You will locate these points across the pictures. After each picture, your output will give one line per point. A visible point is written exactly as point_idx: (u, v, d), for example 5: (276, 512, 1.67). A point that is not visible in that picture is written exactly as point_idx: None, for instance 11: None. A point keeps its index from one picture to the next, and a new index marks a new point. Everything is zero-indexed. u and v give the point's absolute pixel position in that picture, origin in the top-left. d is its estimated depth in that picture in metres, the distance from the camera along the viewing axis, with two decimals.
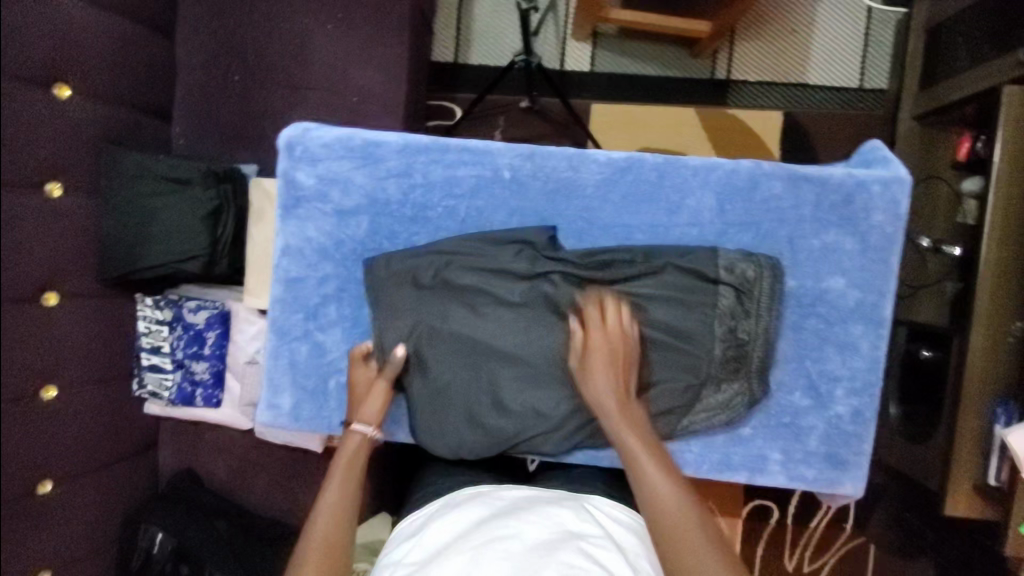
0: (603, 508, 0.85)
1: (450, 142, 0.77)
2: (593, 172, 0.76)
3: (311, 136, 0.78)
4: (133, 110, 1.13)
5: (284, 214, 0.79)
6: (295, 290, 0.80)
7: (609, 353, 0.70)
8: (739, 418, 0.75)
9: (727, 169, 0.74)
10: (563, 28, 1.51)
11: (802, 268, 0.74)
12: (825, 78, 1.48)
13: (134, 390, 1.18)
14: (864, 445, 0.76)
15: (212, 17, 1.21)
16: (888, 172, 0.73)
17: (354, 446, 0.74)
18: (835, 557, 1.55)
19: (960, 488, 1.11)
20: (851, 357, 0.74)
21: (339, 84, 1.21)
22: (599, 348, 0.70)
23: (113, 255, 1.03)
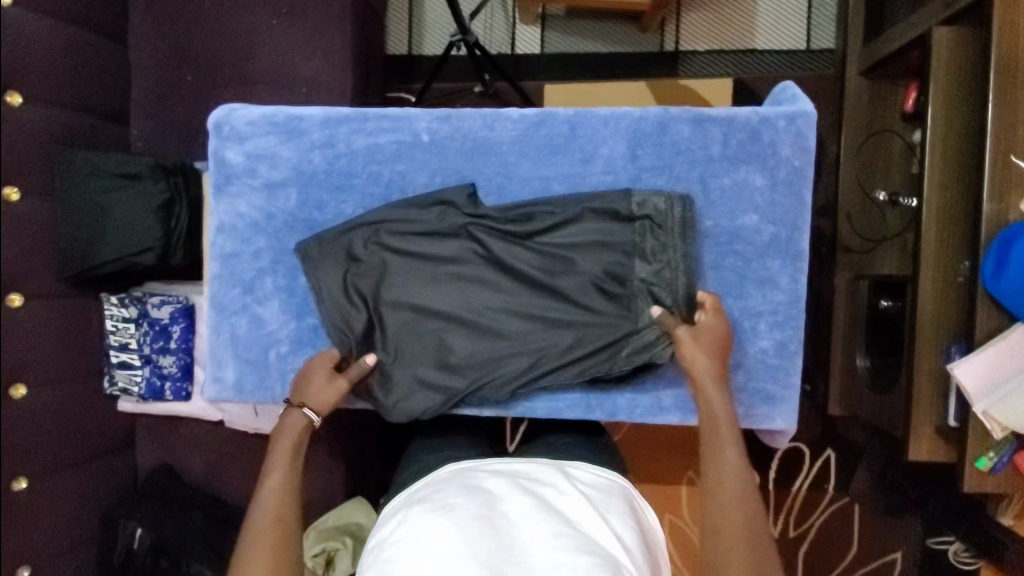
0: (580, 471, 0.83)
1: (369, 111, 0.80)
2: (508, 129, 0.78)
3: (237, 115, 0.81)
4: (88, 115, 1.17)
5: (217, 192, 0.82)
6: (231, 266, 0.82)
7: (710, 341, 0.72)
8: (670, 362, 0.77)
9: (635, 116, 0.76)
10: (512, 15, 1.53)
11: (715, 207, 0.76)
12: (772, 42, 1.50)
13: (105, 388, 1.21)
14: (792, 378, 0.77)
15: (162, 22, 1.25)
16: (793, 108, 0.75)
17: (298, 425, 0.74)
18: (821, 520, 1.52)
19: (923, 432, 1.11)
20: (771, 292, 0.76)
21: (288, 77, 1.24)
22: (709, 329, 0.72)
23: (72, 253, 1.06)
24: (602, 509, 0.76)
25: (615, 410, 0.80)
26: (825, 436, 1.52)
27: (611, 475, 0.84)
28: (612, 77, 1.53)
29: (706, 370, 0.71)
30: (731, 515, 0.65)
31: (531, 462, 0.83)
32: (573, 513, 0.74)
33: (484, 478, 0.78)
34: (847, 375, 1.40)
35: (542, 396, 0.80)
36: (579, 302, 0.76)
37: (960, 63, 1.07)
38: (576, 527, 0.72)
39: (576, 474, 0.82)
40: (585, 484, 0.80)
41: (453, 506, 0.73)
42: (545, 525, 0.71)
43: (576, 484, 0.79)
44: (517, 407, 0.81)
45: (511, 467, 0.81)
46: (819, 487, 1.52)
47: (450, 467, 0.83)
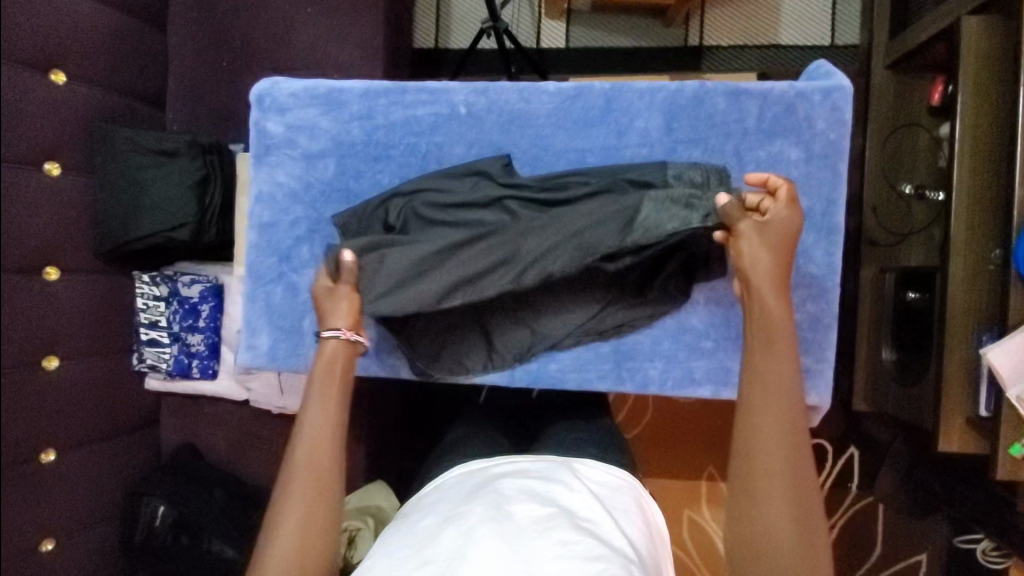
0: (587, 468, 0.83)
1: (407, 84, 0.81)
2: (545, 102, 0.79)
3: (279, 87, 0.83)
4: (127, 97, 1.20)
5: (257, 162, 0.84)
6: (269, 234, 0.84)
7: (778, 241, 0.68)
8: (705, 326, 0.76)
9: (671, 89, 0.77)
10: (537, 8, 1.55)
11: (749, 180, 0.76)
12: (797, 37, 1.51)
13: (134, 365, 1.23)
14: (826, 352, 0.77)
15: (199, 9, 1.28)
16: (829, 82, 0.75)
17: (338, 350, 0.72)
18: (844, 520, 1.51)
19: (954, 422, 1.09)
20: (805, 265, 0.76)
21: (320, 64, 1.26)
22: (773, 227, 0.68)
23: (110, 228, 1.09)
24: (611, 510, 0.75)
25: (646, 382, 0.81)
26: (848, 433, 1.51)
27: (618, 472, 0.84)
28: (636, 71, 1.54)
29: (768, 267, 0.67)
30: (771, 453, 0.61)
31: (537, 461, 0.83)
32: (581, 509, 0.73)
33: (490, 479, 0.78)
34: (872, 370, 1.39)
35: (573, 363, 0.81)
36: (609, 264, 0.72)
37: (990, 52, 1.07)
38: (585, 524, 0.70)
39: (582, 471, 0.81)
40: (594, 484, 0.79)
41: (461, 509, 0.72)
42: (550, 519, 0.70)
43: (582, 480, 0.79)
44: (545, 371, 0.81)
45: (518, 466, 0.80)
46: (842, 485, 1.51)
47: (457, 472, 0.83)
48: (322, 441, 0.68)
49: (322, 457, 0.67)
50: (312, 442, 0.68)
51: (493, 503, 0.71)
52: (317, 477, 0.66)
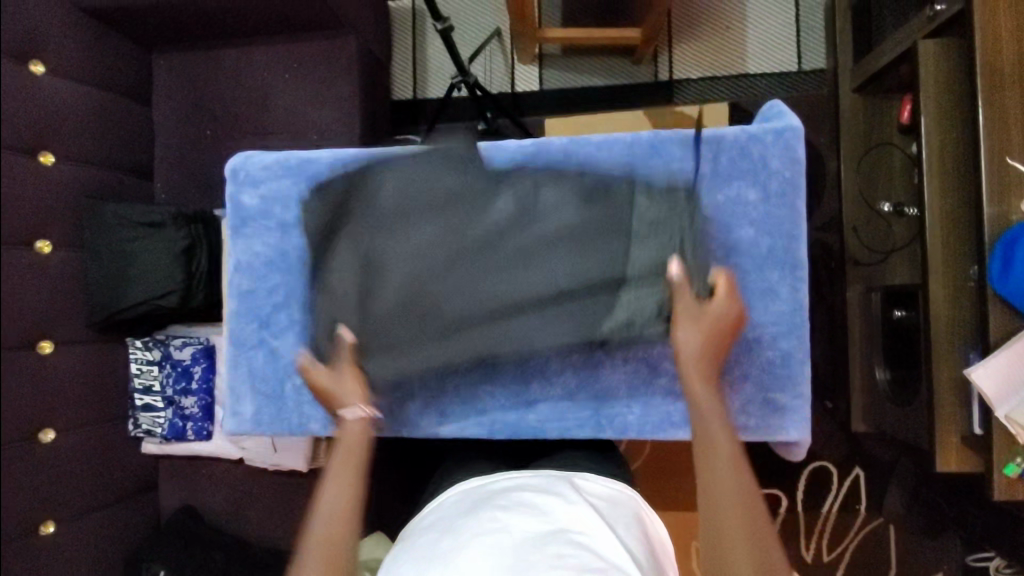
0: (588, 482, 0.83)
1: (374, 151, 0.84)
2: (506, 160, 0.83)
3: (252, 161, 0.86)
4: (115, 170, 1.24)
5: (233, 233, 0.87)
6: (248, 302, 0.86)
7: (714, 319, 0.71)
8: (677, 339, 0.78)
9: (627, 142, 0.81)
10: (510, 55, 1.59)
11: (711, 224, 0.78)
12: (764, 65, 1.54)
13: (130, 431, 1.24)
14: (801, 387, 0.77)
15: (182, 82, 1.33)
16: (779, 124, 0.77)
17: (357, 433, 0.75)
18: (855, 543, 1.48)
19: (949, 441, 1.09)
20: (773, 303, 0.77)
21: (300, 126, 1.31)
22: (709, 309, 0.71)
23: (101, 299, 1.12)
24: (610, 520, 0.75)
25: (625, 427, 0.82)
26: (851, 454, 1.49)
27: (617, 485, 0.84)
28: (610, 108, 1.58)
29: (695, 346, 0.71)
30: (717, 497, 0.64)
31: (537, 476, 0.83)
32: (579, 524, 0.72)
33: (492, 495, 0.77)
34: (867, 391, 1.38)
35: (552, 414, 0.83)
36: (583, 306, 0.78)
37: (948, 74, 1.10)
38: (581, 540, 0.69)
39: (583, 486, 0.81)
40: (592, 495, 0.79)
41: (460, 524, 0.72)
42: (548, 537, 0.68)
43: (583, 494, 0.78)
44: (523, 423, 0.83)
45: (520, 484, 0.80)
46: (850, 507, 1.48)
47: (457, 490, 0.82)
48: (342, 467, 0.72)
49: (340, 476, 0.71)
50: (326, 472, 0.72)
51: (493, 517, 0.71)
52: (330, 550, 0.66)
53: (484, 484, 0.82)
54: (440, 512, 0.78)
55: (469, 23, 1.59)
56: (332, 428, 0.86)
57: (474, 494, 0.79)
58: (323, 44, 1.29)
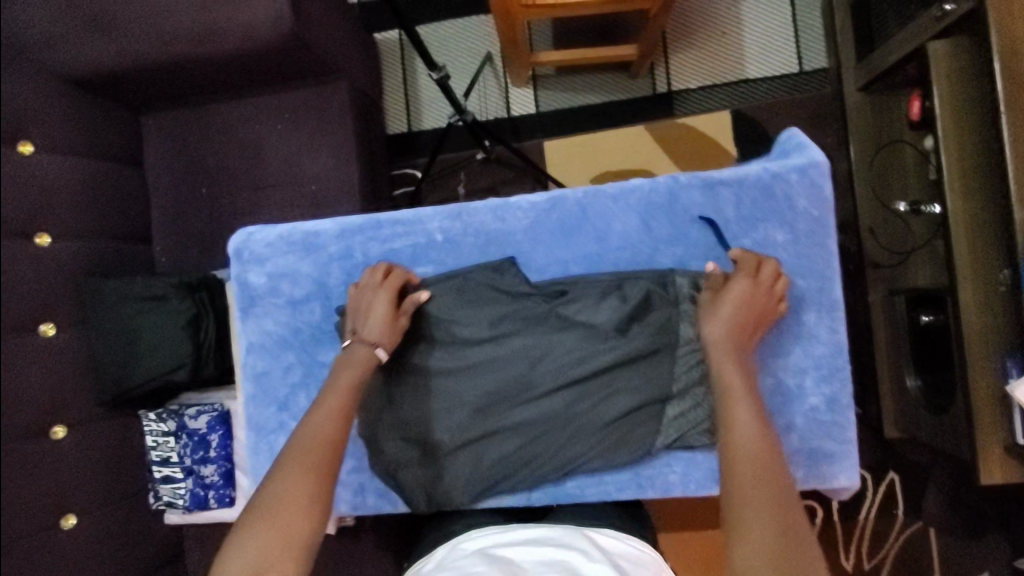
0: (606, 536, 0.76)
1: (381, 218, 0.83)
2: (520, 218, 0.82)
3: (254, 238, 0.84)
4: (114, 240, 1.21)
5: (243, 314, 0.84)
6: (263, 384, 0.84)
7: (752, 301, 0.72)
8: None
9: (645, 190, 0.79)
10: (503, 79, 1.56)
11: (743, 269, 0.77)
12: (764, 69, 1.50)
13: (151, 504, 1.21)
14: (848, 433, 0.76)
15: (173, 141, 1.30)
16: (801, 160, 0.76)
17: (361, 355, 0.75)
18: (896, 549, 1.45)
19: (992, 452, 1.05)
20: (810, 346, 0.76)
21: (297, 176, 1.27)
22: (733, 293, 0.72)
23: (109, 378, 1.09)
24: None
25: (669, 486, 0.80)
26: (884, 457, 1.46)
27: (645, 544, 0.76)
28: (610, 125, 1.54)
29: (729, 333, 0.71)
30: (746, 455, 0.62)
31: (552, 527, 0.77)
32: None
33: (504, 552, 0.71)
34: (898, 396, 1.34)
35: (590, 480, 0.80)
36: (636, 388, 0.77)
37: (961, 74, 1.07)
38: None
39: (599, 540, 0.74)
40: (615, 553, 0.73)
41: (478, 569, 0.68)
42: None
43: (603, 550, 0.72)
44: (562, 490, 0.81)
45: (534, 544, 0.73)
46: (888, 513, 1.46)
47: (472, 538, 0.78)
48: (316, 435, 0.69)
49: (312, 450, 0.68)
50: (298, 452, 0.68)
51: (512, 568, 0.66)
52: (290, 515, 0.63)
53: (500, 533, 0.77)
54: (454, 556, 0.74)
55: (459, 49, 1.55)
56: (363, 506, 0.85)
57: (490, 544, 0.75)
58: (314, 90, 1.26)
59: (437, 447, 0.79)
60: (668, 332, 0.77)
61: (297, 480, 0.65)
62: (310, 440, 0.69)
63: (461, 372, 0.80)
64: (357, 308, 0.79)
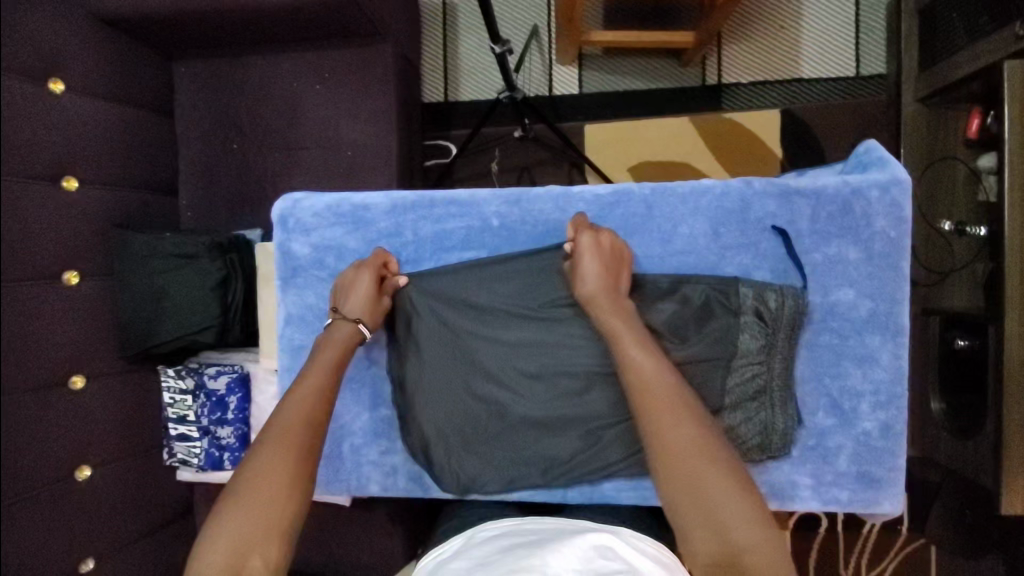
0: (631, 536, 0.76)
1: (436, 197, 0.81)
2: (581, 210, 0.80)
3: (302, 207, 0.82)
4: (141, 190, 1.18)
5: (284, 284, 0.83)
6: (301, 358, 0.83)
7: (601, 248, 0.73)
8: (778, 451, 0.76)
9: (716, 193, 0.77)
10: (548, 55, 1.50)
11: (811, 284, 0.75)
12: (819, 69, 1.45)
13: (165, 460, 1.20)
14: (897, 460, 0.76)
15: (206, 92, 1.25)
16: (884, 176, 0.74)
17: (344, 334, 0.75)
18: (894, 562, 1.47)
19: (1017, 482, 1.04)
20: (871, 369, 0.76)
21: (333, 140, 1.23)
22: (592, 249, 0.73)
23: (133, 333, 1.07)
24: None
25: None
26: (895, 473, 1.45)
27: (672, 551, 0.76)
28: (654, 113, 1.49)
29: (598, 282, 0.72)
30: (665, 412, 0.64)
31: (572, 523, 0.79)
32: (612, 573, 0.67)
33: (507, 548, 0.72)
34: (920, 415, 1.34)
35: (628, 484, 0.80)
36: None
37: None
38: None
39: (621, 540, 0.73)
40: (638, 549, 0.73)
41: (495, 560, 0.70)
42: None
43: (625, 547, 0.72)
44: (598, 491, 0.81)
45: (540, 538, 0.74)
46: (891, 527, 1.47)
47: (493, 526, 0.80)
48: (293, 420, 0.69)
49: (288, 435, 0.67)
50: (272, 434, 0.68)
51: (525, 560, 0.68)
52: (261, 508, 0.62)
53: (522, 525, 0.79)
54: (474, 542, 0.76)
55: (505, 20, 1.49)
56: (393, 488, 0.85)
57: (510, 534, 0.77)
58: (357, 52, 1.21)
59: (480, 437, 0.78)
60: (726, 341, 0.74)
61: (277, 467, 0.65)
62: (286, 422, 0.68)
63: (507, 363, 0.77)
64: (342, 287, 0.78)
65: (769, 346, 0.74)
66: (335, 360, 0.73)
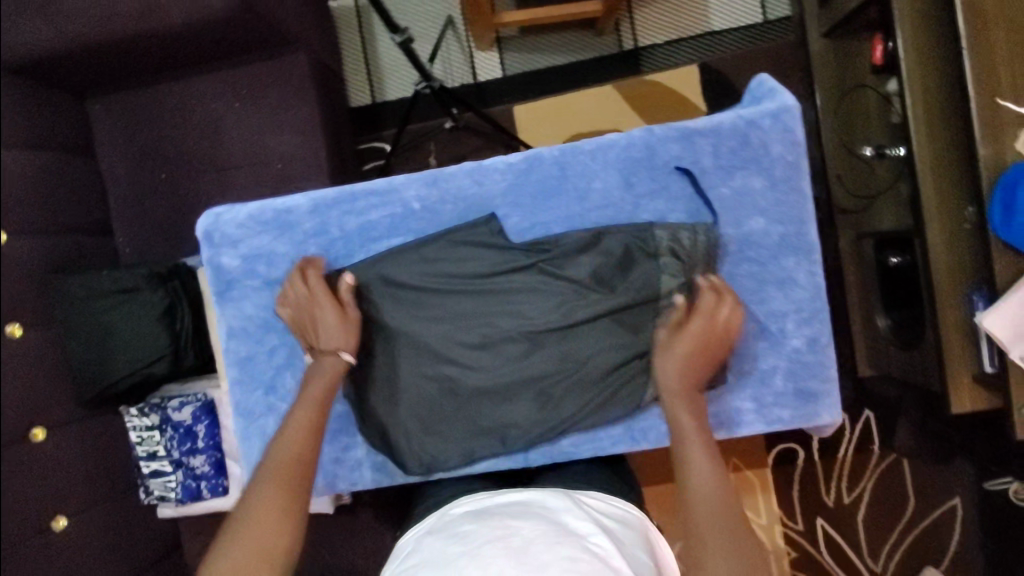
0: (591, 498, 0.82)
1: (355, 190, 0.83)
2: (497, 180, 0.82)
3: (225, 220, 0.83)
4: (73, 233, 1.16)
5: (221, 300, 0.84)
6: (250, 369, 0.85)
7: (701, 339, 0.76)
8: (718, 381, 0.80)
9: (622, 145, 0.80)
10: (466, 43, 1.52)
11: (725, 218, 0.80)
12: (727, 20, 1.50)
13: (143, 499, 1.19)
14: (830, 372, 0.82)
15: (125, 126, 1.24)
16: (774, 105, 0.78)
17: (330, 368, 0.78)
18: (872, 481, 1.51)
19: (961, 382, 1.07)
20: (792, 290, 0.80)
21: (259, 155, 1.22)
22: (692, 336, 0.76)
23: (86, 375, 1.06)
24: (617, 532, 0.75)
25: (661, 437, 0.84)
26: (859, 398, 1.52)
27: (626, 506, 0.83)
28: (578, 84, 1.51)
29: (682, 377, 0.75)
30: (707, 517, 0.66)
31: (542, 491, 0.82)
32: (584, 530, 0.73)
33: (469, 517, 0.76)
34: (870, 334, 1.39)
35: (585, 439, 0.83)
36: (622, 343, 0.80)
37: (921, 14, 1.05)
38: (590, 548, 0.69)
39: (590, 502, 0.80)
40: (599, 511, 0.79)
41: (470, 530, 0.72)
42: (558, 539, 0.69)
43: (587, 509, 0.78)
44: (557, 451, 0.84)
45: (500, 504, 0.78)
46: (864, 450, 1.52)
47: (467, 499, 0.82)
48: (288, 451, 0.72)
49: (289, 467, 0.70)
50: (273, 467, 0.71)
51: (501, 529, 0.71)
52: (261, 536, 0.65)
53: (494, 496, 0.82)
54: (451, 517, 0.79)
55: (419, 15, 1.50)
56: (360, 483, 0.87)
57: (484, 505, 0.80)
58: (270, 65, 1.21)
59: (438, 417, 0.81)
60: (647, 282, 0.80)
61: (270, 498, 0.67)
62: (286, 455, 0.71)
63: (452, 339, 0.80)
64: (302, 321, 0.81)
65: (689, 276, 0.79)
66: (323, 393, 0.76)
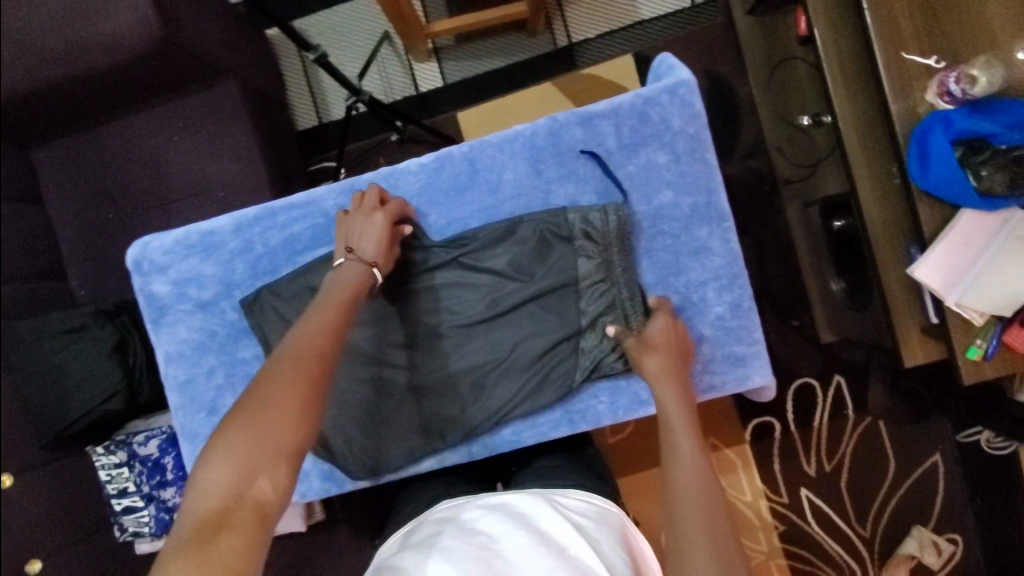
0: (566, 498, 0.81)
1: (275, 206, 0.89)
2: (411, 181, 0.90)
3: (152, 249, 0.91)
4: (25, 280, 1.17)
5: (156, 325, 0.92)
6: (191, 391, 0.91)
7: (673, 343, 0.80)
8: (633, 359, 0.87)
9: (528, 134, 0.88)
10: (404, 58, 1.55)
11: (637, 194, 0.87)
12: (656, 8, 1.53)
13: (118, 537, 1.18)
14: (754, 334, 0.88)
15: (70, 170, 1.26)
16: (672, 81, 0.86)
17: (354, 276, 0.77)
18: (851, 446, 1.48)
19: (910, 335, 1.07)
20: (707, 258, 0.88)
21: (201, 184, 1.23)
22: (664, 335, 0.80)
23: (46, 418, 1.08)
24: (594, 533, 0.74)
25: (599, 416, 0.89)
26: (826, 363, 1.47)
27: (603, 501, 0.82)
28: (517, 85, 1.53)
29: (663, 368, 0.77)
30: (688, 505, 0.64)
31: (517, 494, 0.80)
32: (563, 538, 0.71)
33: (447, 533, 0.72)
34: (828, 300, 1.40)
35: (525, 425, 0.88)
36: (546, 326, 0.87)
37: None
38: (568, 558, 0.68)
39: (564, 502, 0.79)
40: (576, 511, 0.78)
41: (451, 547, 0.69)
42: (537, 553, 0.67)
43: (560, 509, 0.77)
44: (500, 438, 0.89)
45: (473, 517, 0.74)
46: (840, 415, 1.48)
47: (438, 514, 0.78)
48: (301, 346, 0.68)
49: (304, 360, 0.67)
50: (289, 357, 0.67)
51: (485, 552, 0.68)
52: (262, 432, 0.62)
53: (469, 507, 0.78)
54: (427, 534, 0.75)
55: (355, 34, 1.53)
56: (313, 491, 0.92)
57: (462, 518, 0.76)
58: (204, 96, 1.23)
59: (380, 415, 0.87)
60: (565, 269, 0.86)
61: (283, 393, 0.64)
62: (301, 348, 0.67)
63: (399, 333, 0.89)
64: (348, 231, 0.82)
65: (599, 254, 0.86)
66: (352, 295, 0.74)
